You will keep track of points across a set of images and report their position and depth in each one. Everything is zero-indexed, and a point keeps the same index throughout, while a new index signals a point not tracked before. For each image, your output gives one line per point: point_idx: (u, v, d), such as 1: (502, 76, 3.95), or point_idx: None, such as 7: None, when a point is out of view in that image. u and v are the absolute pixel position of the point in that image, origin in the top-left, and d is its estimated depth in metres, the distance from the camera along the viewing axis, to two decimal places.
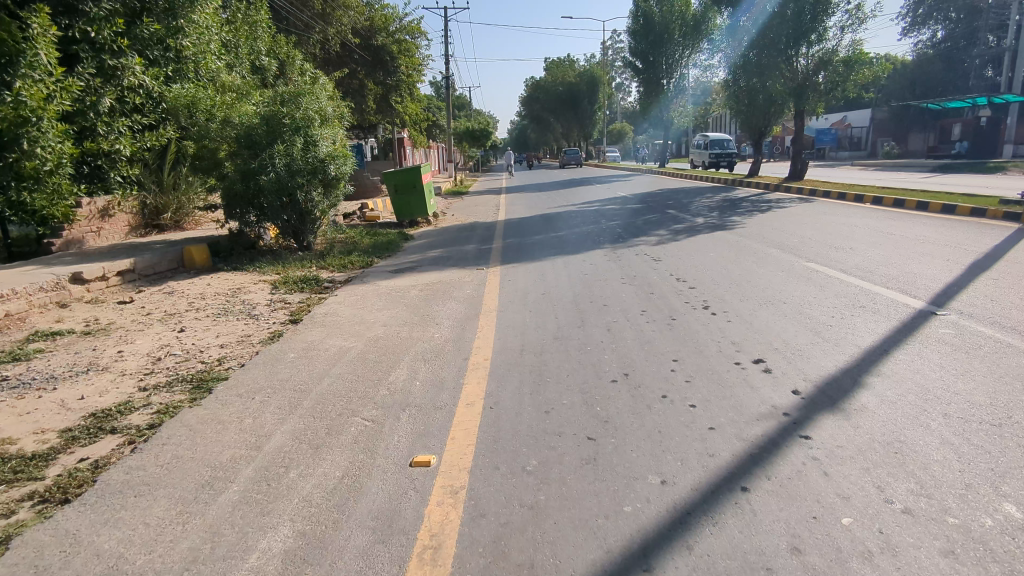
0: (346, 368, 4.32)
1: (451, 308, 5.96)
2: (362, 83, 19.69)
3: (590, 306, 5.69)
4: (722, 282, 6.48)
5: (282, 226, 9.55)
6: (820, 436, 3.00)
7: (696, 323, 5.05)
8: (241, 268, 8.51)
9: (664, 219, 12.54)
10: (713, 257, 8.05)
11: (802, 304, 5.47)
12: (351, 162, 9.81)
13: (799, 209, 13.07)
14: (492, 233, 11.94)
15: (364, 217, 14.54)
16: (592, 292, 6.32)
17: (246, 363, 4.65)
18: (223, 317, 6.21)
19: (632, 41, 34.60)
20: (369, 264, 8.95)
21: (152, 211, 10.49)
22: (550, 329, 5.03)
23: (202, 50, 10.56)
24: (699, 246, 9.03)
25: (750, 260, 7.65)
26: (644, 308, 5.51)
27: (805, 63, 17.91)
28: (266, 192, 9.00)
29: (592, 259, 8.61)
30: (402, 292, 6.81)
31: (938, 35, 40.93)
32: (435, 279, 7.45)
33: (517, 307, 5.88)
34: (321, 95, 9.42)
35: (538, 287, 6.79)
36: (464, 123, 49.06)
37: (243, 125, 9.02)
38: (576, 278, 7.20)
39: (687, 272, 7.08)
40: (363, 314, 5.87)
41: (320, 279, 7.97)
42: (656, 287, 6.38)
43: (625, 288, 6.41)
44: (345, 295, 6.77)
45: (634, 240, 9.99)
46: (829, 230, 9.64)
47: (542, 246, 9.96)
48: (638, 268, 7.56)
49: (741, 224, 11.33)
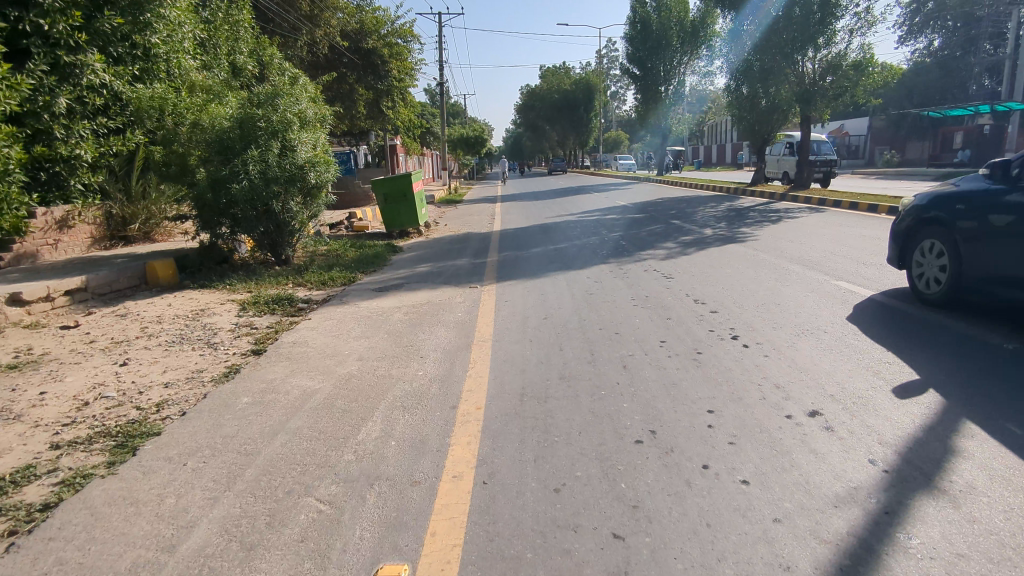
0: (308, 420, 3.52)
1: (440, 337, 5.17)
2: (352, 87, 18.89)
3: (599, 336, 4.92)
4: (747, 305, 5.73)
5: (258, 239, 8.75)
6: (928, 537, 2.23)
7: (726, 359, 4.28)
8: (209, 285, 7.72)
9: (670, 230, 11.80)
10: (730, 274, 7.29)
11: (847, 334, 4.69)
12: (333, 168, 9.02)
13: (812, 219, 12.36)
14: (487, 245, 11.17)
15: (352, 226, 13.75)
16: (600, 316, 5.55)
17: (188, 411, 3.82)
18: (176, 346, 5.40)
19: (629, 47, 33.93)
20: (351, 280, 8.15)
21: (118, 221, 9.75)
22: (554, 366, 4.26)
23: (174, 48, 9.76)
24: (713, 261, 8.28)
25: (771, 278, 6.90)
26: (663, 339, 4.74)
27: (813, 66, 17.24)
28: (238, 202, 8.21)
29: (596, 275, 7.84)
30: (385, 316, 6.01)
31: (936, 44, 40.55)
32: (423, 300, 6.66)
33: (516, 335, 5.09)
34: (301, 97, 8.68)
35: (539, 309, 6.00)
36: (458, 131, 48.40)
37: (215, 129, 8.24)
38: (580, 298, 6.42)
39: (705, 292, 6.31)
40: (337, 344, 5.07)
41: (295, 299, 7.17)
42: (673, 310, 5.61)
43: (637, 312, 5.65)
44: (320, 320, 5.96)
45: (641, 254, 9.22)
46: (852, 243, 8.89)
47: (541, 260, 9.18)
48: (648, 286, 6.79)
49: (752, 235, 10.60)
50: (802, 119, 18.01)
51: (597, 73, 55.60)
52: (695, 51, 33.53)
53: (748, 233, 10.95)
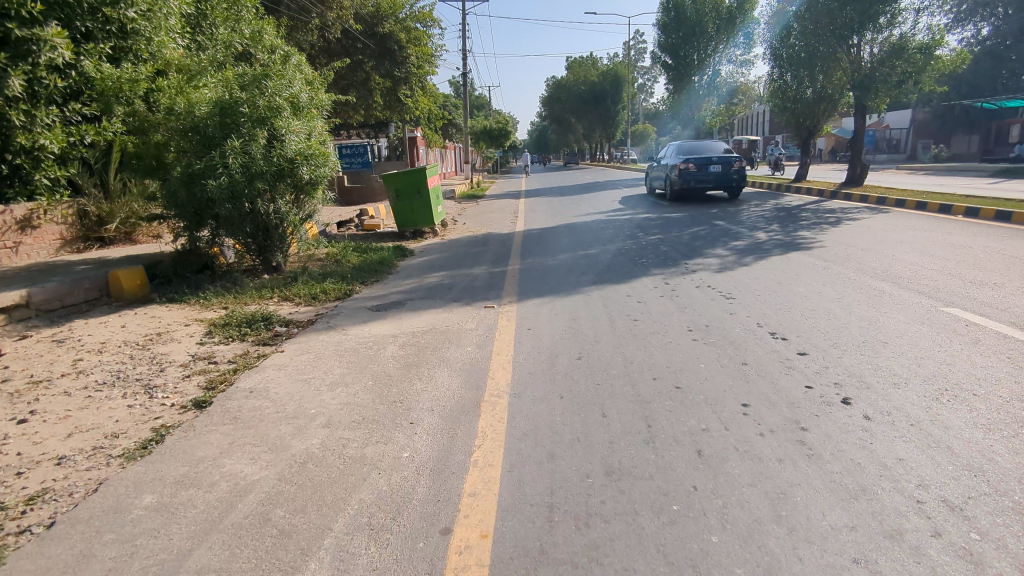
0: (218, 556, 2.28)
1: (441, 387, 3.92)
2: (367, 75, 17.63)
3: (655, 391, 3.64)
4: (843, 341, 4.40)
5: (242, 243, 7.58)
6: None
7: (847, 438, 2.95)
8: (178, 301, 6.57)
9: (716, 233, 10.44)
10: (807, 295, 5.92)
11: (1009, 396, 3.34)
12: (331, 162, 7.79)
13: (879, 222, 10.91)
14: (509, 249, 9.92)
15: (362, 225, 12.67)
16: (652, 357, 4.27)
17: (57, 521, 2.60)
18: (104, 391, 4.21)
19: (661, 35, 32.15)
20: (347, 294, 6.95)
21: (94, 221, 8.81)
22: (599, 450, 2.96)
23: (158, 23, 8.55)
24: (777, 276, 6.92)
25: (859, 302, 5.53)
26: (745, 401, 3.45)
27: (871, 51, 15.44)
28: (215, 201, 7.03)
29: (637, 291, 6.54)
30: (376, 348, 4.78)
31: (984, 32, 38.12)
32: (426, 324, 5.42)
33: (542, 386, 3.83)
34: (293, 79, 7.48)
35: (572, 342, 4.72)
36: (481, 122, 47.03)
37: (190, 115, 7.02)
38: (622, 326, 5.13)
39: (780, 322, 4.99)
40: (304, 397, 3.85)
41: (274, 318, 5.96)
42: (747, 350, 4.31)
43: (702, 351, 4.36)
44: (294, 354, 4.74)
45: (687, 264, 7.91)
46: (942, 254, 7.49)
47: (570, 269, 7.90)
48: (708, 311, 5.46)
49: (814, 242, 9.21)
50: (858, 108, 16.21)
51: (624, 64, 53.97)
52: (730, 39, 31.76)
53: (810, 239, 9.55)
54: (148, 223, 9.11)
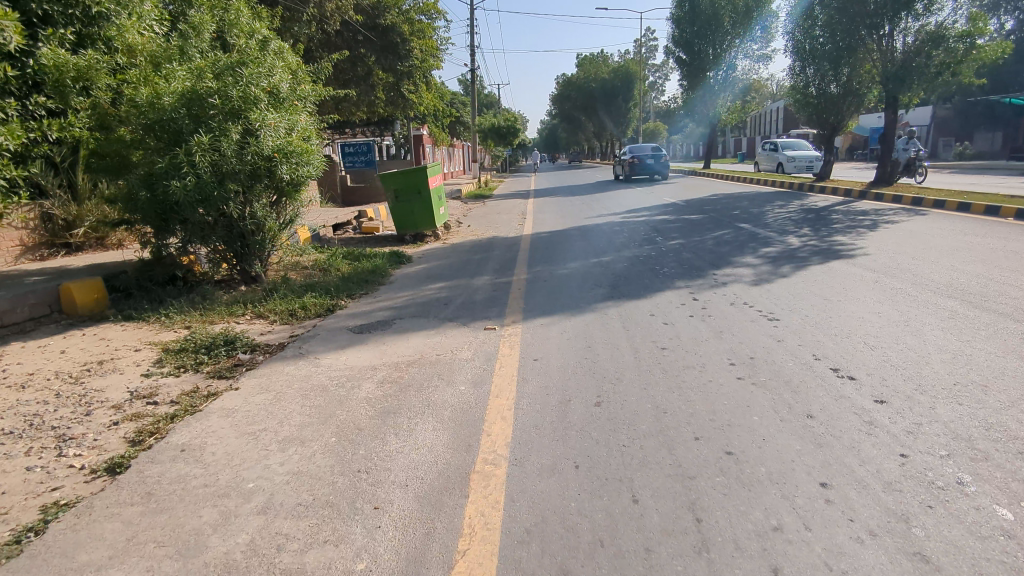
0: None
1: (423, 446, 3.07)
2: (369, 69, 16.67)
3: (700, 462, 2.79)
4: (927, 383, 3.53)
5: (214, 251, 6.76)
6: None
7: (984, 551, 2.09)
8: (136, 319, 5.77)
9: (742, 238, 9.57)
10: (865, 316, 5.02)
11: None
12: (317, 160, 6.96)
13: (921, 224, 9.97)
14: (516, 256, 9.07)
15: (360, 228, 11.91)
16: (690, 403, 3.42)
17: None
18: (6, 445, 3.38)
19: (675, 29, 31.27)
20: (330, 309, 6.14)
21: (62, 225, 8.09)
22: (633, 565, 2.12)
23: (131, 7, 7.67)
24: (823, 292, 6.02)
25: (930, 326, 4.64)
26: (823, 478, 2.59)
27: (903, 41, 14.41)
28: (181, 205, 6.21)
29: (662, 308, 5.68)
30: (349, 386, 3.93)
31: (1008, 26, 36.88)
32: (413, 353, 4.58)
33: (552, 448, 2.98)
34: (273, 67, 6.67)
35: (589, 379, 3.86)
36: (490, 120, 45.60)
37: (152, 107, 6.18)
38: (649, 356, 4.27)
39: (839, 354, 4.12)
40: (245, 459, 3.02)
41: (239, 341, 5.12)
42: (809, 395, 3.44)
43: (751, 394, 3.51)
44: (250, 394, 3.90)
45: (714, 275, 7.03)
46: (1009, 264, 6.58)
47: (581, 280, 7.05)
48: (750, 336, 4.60)
49: (855, 248, 8.30)
50: (889, 102, 15.19)
51: (635, 60, 52.98)
52: (747, 33, 30.62)
53: (848, 244, 8.65)
54: (118, 229, 8.28)
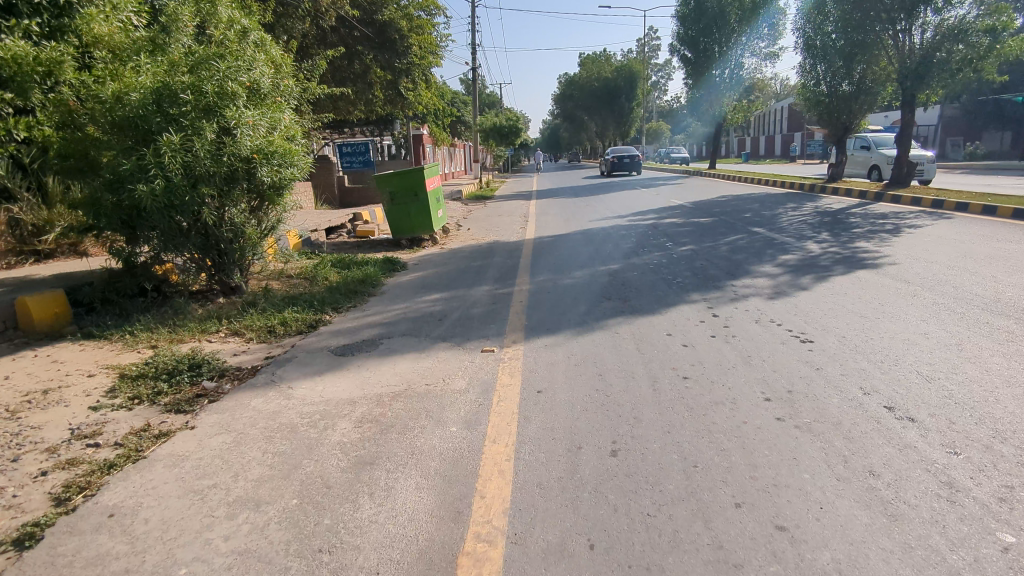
0: None
1: (402, 513, 2.51)
2: (366, 66, 16.13)
3: (746, 542, 2.24)
4: (1004, 428, 2.99)
5: (189, 260, 6.21)
6: None
7: None
8: (97, 337, 5.22)
9: (758, 243, 9.02)
10: (911, 339, 4.44)
11: None
12: (303, 160, 6.42)
13: (948, 230, 9.39)
14: (517, 263, 8.52)
15: (355, 232, 11.39)
16: (723, 454, 2.87)
17: None
18: None
19: (681, 27, 30.77)
20: (314, 326, 5.58)
21: (30, 232, 7.48)
22: None
23: None
24: (856, 307, 5.45)
25: (988, 352, 4.06)
26: (905, 572, 2.05)
27: (921, 36, 13.78)
28: (149, 210, 5.66)
29: (679, 325, 5.12)
30: (321, 427, 3.37)
31: None
32: (399, 381, 4.02)
33: (560, 519, 2.43)
34: (254, 60, 6.14)
35: (601, 418, 3.30)
36: (492, 119, 44.71)
37: (118, 102, 5.63)
38: (669, 388, 3.71)
39: (891, 387, 3.58)
40: (182, 532, 2.45)
41: (206, 364, 4.55)
42: (866, 444, 2.89)
43: (796, 442, 2.96)
44: (207, 436, 3.34)
45: (732, 287, 6.45)
46: None
47: (588, 291, 6.49)
48: (783, 363, 4.05)
49: (882, 256, 7.71)
50: (907, 100, 14.59)
51: (639, 59, 52.36)
52: (754, 30, 30.01)
53: (872, 251, 8.09)
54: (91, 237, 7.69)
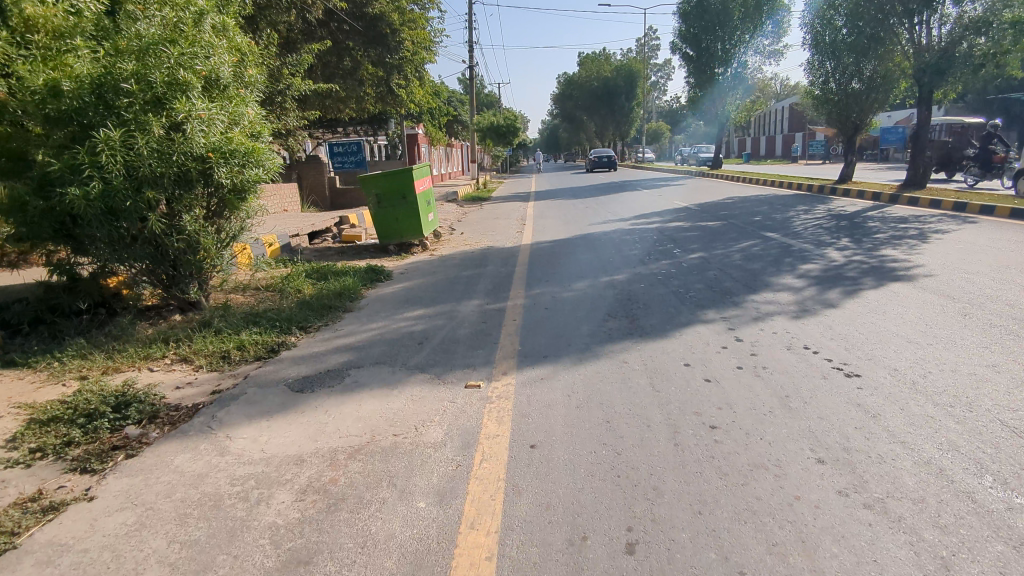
0: None
1: None
2: (356, 62, 15.36)
3: None
4: None
5: (138, 272, 5.48)
6: None
7: None
8: (20, 365, 4.49)
9: (772, 250, 8.31)
10: (978, 373, 3.70)
11: None
12: (269, 160, 5.68)
13: (980, 235, 8.65)
14: (512, 272, 7.81)
15: (340, 237, 10.65)
16: (777, 553, 2.14)
17: None
18: None
19: (683, 24, 29.91)
20: (274, 350, 4.85)
21: None
22: None
23: None
24: (900, 329, 4.70)
25: None
26: None
27: (940, 29, 13.07)
28: (86, 216, 4.93)
29: (697, 352, 4.39)
30: (253, 501, 2.62)
31: None
32: (361, 430, 3.26)
33: None
34: (212, 46, 5.40)
35: (610, 490, 2.56)
36: (490, 118, 43.86)
37: (50, 92, 4.87)
38: (693, 441, 2.97)
39: (973, 445, 2.85)
40: None
41: (135, 400, 3.78)
42: (967, 540, 2.17)
43: (872, 533, 2.23)
44: (105, 515, 2.58)
45: (751, 302, 5.73)
46: None
47: (589, 307, 5.77)
48: (831, 407, 3.32)
49: (916, 266, 6.96)
50: (924, 98, 13.85)
51: (639, 59, 51.54)
52: (757, 27, 29.17)
53: (902, 260, 7.37)
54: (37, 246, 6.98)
